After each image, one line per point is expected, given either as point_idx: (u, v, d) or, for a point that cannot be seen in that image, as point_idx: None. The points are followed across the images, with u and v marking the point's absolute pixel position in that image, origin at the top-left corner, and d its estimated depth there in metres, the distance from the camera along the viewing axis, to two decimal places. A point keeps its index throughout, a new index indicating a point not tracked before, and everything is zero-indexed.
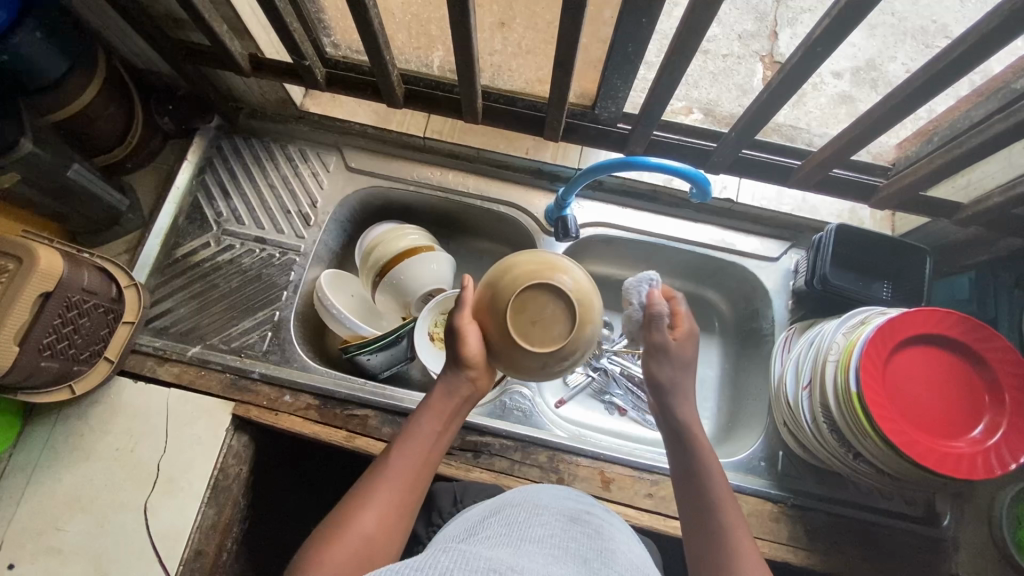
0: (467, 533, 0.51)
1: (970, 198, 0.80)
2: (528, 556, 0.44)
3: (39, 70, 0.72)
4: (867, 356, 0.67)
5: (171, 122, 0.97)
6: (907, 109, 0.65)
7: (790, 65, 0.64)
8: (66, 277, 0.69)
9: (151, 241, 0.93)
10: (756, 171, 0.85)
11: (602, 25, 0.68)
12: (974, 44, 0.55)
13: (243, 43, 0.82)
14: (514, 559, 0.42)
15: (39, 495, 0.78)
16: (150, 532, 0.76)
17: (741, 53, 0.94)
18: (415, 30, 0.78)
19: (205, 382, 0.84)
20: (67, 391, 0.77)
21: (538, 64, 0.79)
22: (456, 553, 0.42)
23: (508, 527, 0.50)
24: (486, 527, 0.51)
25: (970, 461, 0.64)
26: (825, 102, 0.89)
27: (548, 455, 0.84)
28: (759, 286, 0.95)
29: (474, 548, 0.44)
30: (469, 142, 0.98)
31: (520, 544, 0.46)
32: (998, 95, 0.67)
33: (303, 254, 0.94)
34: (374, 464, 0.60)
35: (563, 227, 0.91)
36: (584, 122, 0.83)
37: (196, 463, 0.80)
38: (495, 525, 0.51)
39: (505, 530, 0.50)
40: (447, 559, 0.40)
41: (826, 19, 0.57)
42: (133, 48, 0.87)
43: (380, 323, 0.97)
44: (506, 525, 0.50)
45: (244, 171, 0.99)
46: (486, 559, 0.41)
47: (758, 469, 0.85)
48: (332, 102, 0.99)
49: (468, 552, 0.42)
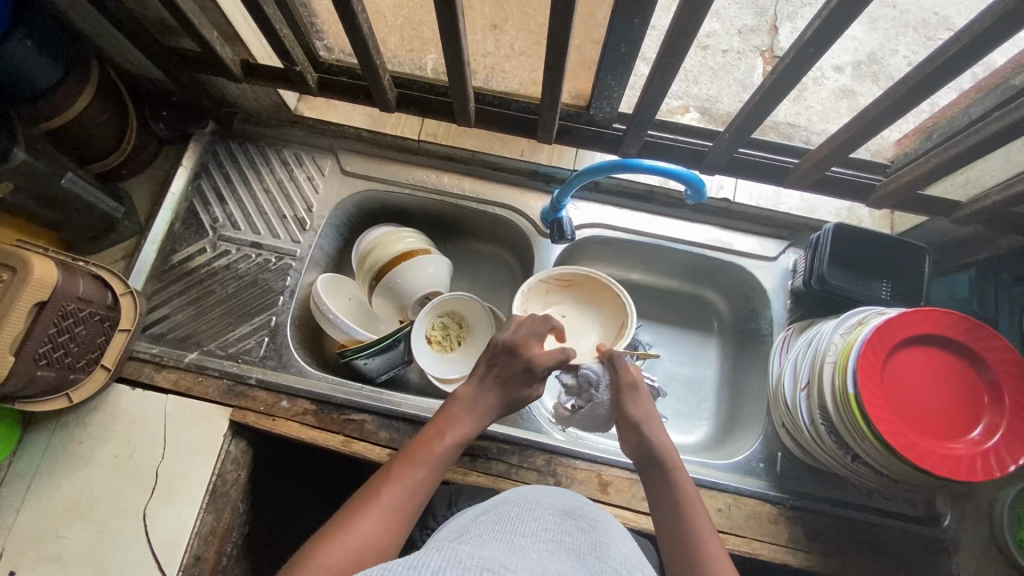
0: (459, 532, 0.51)
1: (970, 196, 0.79)
2: (521, 551, 0.44)
3: (31, 79, 0.72)
4: (864, 358, 0.66)
5: (166, 128, 0.96)
6: (904, 107, 0.64)
7: (784, 64, 0.63)
8: (62, 286, 0.70)
9: (147, 248, 0.93)
10: (752, 170, 0.84)
11: (594, 24, 0.67)
12: (967, 44, 0.55)
13: (235, 49, 0.82)
14: (508, 556, 0.42)
15: (39, 502, 0.78)
16: (148, 537, 0.77)
17: (740, 49, 0.93)
18: (407, 32, 0.77)
19: (203, 388, 0.85)
20: (64, 399, 0.78)
21: (532, 65, 0.78)
22: (448, 553, 0.41)
23: (500, 524, 0.50)
24: (477, 526, 0.51)
25: (969, 462, 0.64)
26: (826, 95, 0.90)
27: (545, 458, 0.83)
28: (757, 286, 0.94)
29: (468, 546, 0.44)
30: (463, 145, 0.98)
31: (512, 540, 0.46)
32: (997, 91, 0.66)
33: (299, 258, 0.94)
34: (381, 476, 0.62)
35: (559, 228, 0.93)
36: (578, 123, 0.83)
37: (194, 468, 0.80)
38: (488, 522, 0.51)
39: (498, 527, 0.50)
40: (440, 559, 0.40)
41: (820, 18, 0.56)
42: (126, 54, 0.87)
43: (378, 327, 0.96)
44: (498, 522, 0.50)
45: (240, 176, 0.99)
46: (479, 558, 0.41)
47: (757, 470, 0.84)
48: (327, 105, 1.00)
49: (461, 551, 0.42)
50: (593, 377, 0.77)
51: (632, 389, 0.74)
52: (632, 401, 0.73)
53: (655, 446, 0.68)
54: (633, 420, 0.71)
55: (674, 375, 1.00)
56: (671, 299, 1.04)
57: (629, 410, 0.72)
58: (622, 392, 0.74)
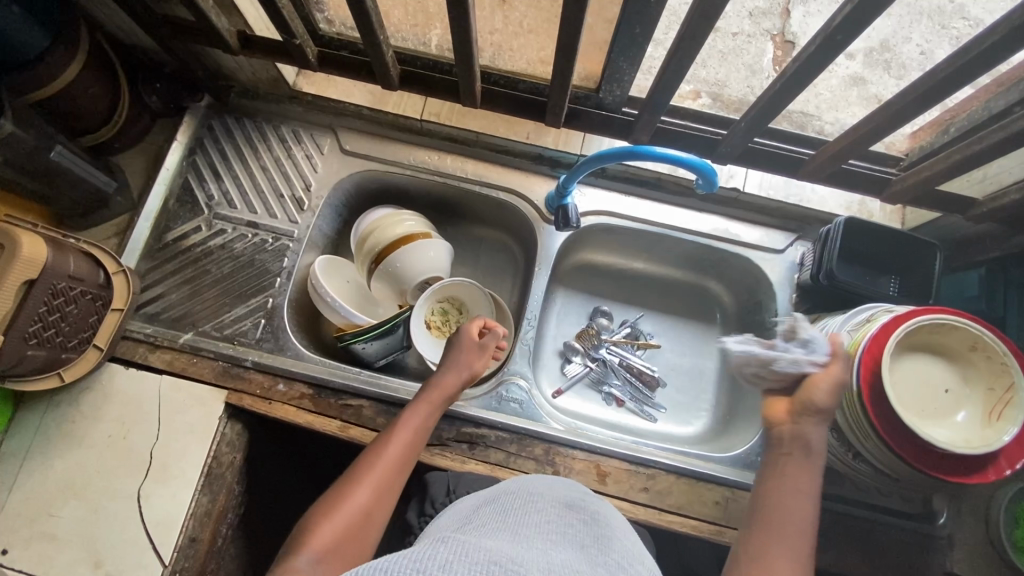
0: (461, 523, 0.50)
1: (986, 193, 0.77)
2: (526, 544, 0.43)
3: (16, 45, 0.69)
4: (870, 353, 0.65)
5: (160, 100, 0.93)
6: (928, 101, 0.62)
7: (808, 52, 0.60)
8: (51, 264, 0.67)
9: (140, 224, 0.91)
10: (765, 161, 0.82)
11: (607, 4, 0.63)
12: (1003, 35, 0.52)
13: (232, 20, 0.79)
14: (513, 548, 0.41)
15: (31, 482, 0.77)
16: (143, 517, 0.76)
17: (751, 32, 0.91)
18: (412, 6, 0.74)
19: (197, 369, 0.83)
20: (56, 378, 0.76)
21: (540, 44, 0.75)
22: (454, 544, 0.40)
23: (502, 516, 0.49)
24: (478, 518, 0.49)
25: (966, 463, 0.63)
26: (836, 83, 0.87)
27: (543, 447, 0.83)
28: (763, 278, 0.93)
29: (474, 537, 0.43)
30: (468, 126, 0.95)
31: (516, 532, 0.45)
32: (1021, 84, 0.64)
33: (296, 239, 0.92)
34: (361, 460, 0.64)
35: (563, 216, 0.88)
36: (587, 106, 0.80)
37: (190, 450, 0.79)
38: (490, 514, 0.50)
39: (500, 518, 0.49)
40: (446, 550, 0.39)
41: (849, 4, 0.53)
42: (117, 21, 0.83)
43: (375, 311, 0.95)
44: (500, 514, 0.49)
45: (235, 153, 0.96)
46: (486, 550, 0.39)
47: (756, 464, 0.83)
48: (327, 82, 0.96)
49: (466, 543, 0.41)
50: (815, 342, 0.65)
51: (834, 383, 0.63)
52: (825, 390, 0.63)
53: (810, 440, 0.62)
54: (812, 409, 0.63)
55: (674, 366, 0.99)
56: (675, 289, 1.03)
57: (819, 400, 0.62)
58: (825, 377, 0.64)
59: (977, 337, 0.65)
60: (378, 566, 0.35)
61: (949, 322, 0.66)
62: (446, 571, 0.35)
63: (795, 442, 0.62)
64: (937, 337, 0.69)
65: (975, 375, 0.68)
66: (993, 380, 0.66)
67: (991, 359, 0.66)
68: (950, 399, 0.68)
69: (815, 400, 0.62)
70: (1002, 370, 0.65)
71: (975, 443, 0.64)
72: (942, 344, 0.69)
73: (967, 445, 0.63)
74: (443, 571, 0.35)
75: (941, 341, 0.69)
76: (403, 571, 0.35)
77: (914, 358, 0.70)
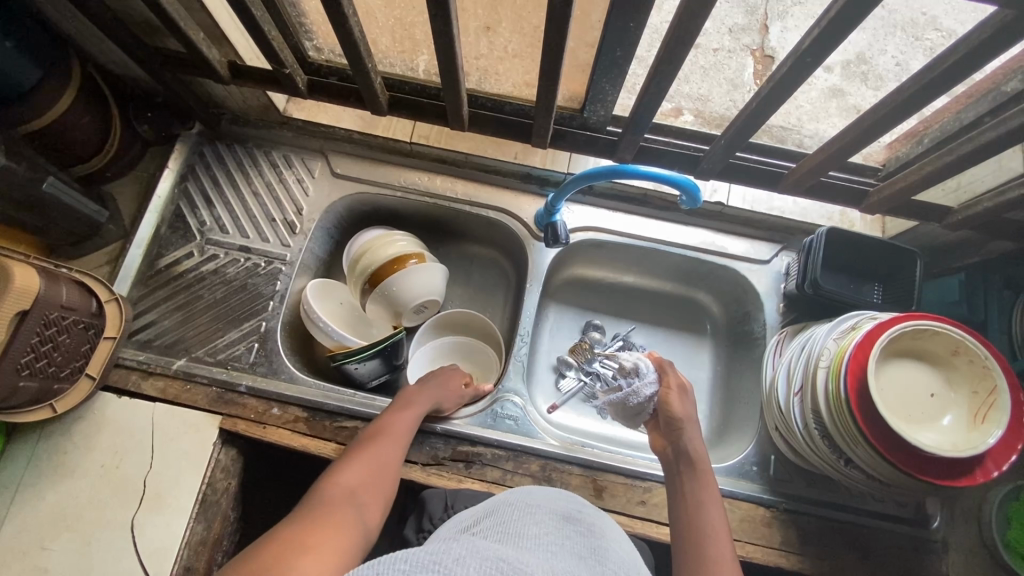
0: (461, 531, 0.50)
1: (961, 202, 0.79)
2: (528, 553, 0.43)
3: (8, 80, 0.70)
4: (857, 360, 0.67)
5: (150, 129, 0.95)
6: (902, 115, 0.64)
7: (782, 71, 0.62)
8: (44, 294, 0.67)
9: (132, 252, 0.91)
10: (746, 176, 0.84)
11: (589, 28, 0.65)
12: (967, 53, 0.54)
13: (222, 50, 0.80)
14: (517, 555, 0.42)
15: (22, 515, 0.76)
16: (137, 548, 0.75)
17: (731, 48, 0.94)
18: (399, 33, 0.75)
19: (192, 395, 0.83)
20: (48, 410, 0.76)
21: (525, 67, 0.77)
22: (463, 546, 0.41)
23: (504, 526, 0.49)
24: (479, 525, 0.50)
25: (952, 467, 0.64)
26: (817, 95, 0.89)
27: (539, 464, 0.83)
28: (750, 289, 0.94)
29: (479, 542, 0.43)
30: (455, 148, 0.98)
31: (518, 541, 0.46)
32: (989, 96, 0.66)
33: (288, 263, 0.93)
34: (370, 434, 0.73)
35: (553, 233, 0.89)
36: (573, 126, 0.82)
37: (184, 478, 0.79)
38: (490, 523, 0.50)
39: (501, 528, 0.49)
40: (457, 549, 0.40)
41: (819, 25, 0.55)
42: (109, 54, 0.85)
43: (370, 332, 0.96)
44: (502, 524, 0.49)
45: (227, 179, 0.97)
46: (491, 552, 0.41)
47: (750, 473, 0.85)
48: (316, 107, 0.99)
49: (472, 545, 0.42)
50: (640, 371, 0.80)
51: (678, 390, 0.77)
52: (678, 401, 0.76)
53: (690, 450, 0.72)
54: (677, 419, 0.74)
55: None
56: (665, 302, 1.04)
57: (675, 411, 0.74)
58: (671, 390, 0.77)
59: (959, 341, 0.67)
60: (399, 556, 0.37)
61: (932, 328, 0.67)
62: (458, 565, 0.37)
63: (681, 456, 0.72)
64: (919, 343, 0.71)
65: (959, 381, 0.69)
66: (975, 384, 0.68)
67: (975, 363, 0.67)
68: (935, 404, 0.70)
69: (672, 410, 0.75)
70: (984, 374, 0.67)
71: (961, 446, 0.65)
72: (925, 349, 0.71)
73: (953, 449, 0.65)
74: (456, 565, 0.37)
75: (926, 348, 0.71)
76: (421, 561, 0.37)
77: (898, 365, 0.72)
